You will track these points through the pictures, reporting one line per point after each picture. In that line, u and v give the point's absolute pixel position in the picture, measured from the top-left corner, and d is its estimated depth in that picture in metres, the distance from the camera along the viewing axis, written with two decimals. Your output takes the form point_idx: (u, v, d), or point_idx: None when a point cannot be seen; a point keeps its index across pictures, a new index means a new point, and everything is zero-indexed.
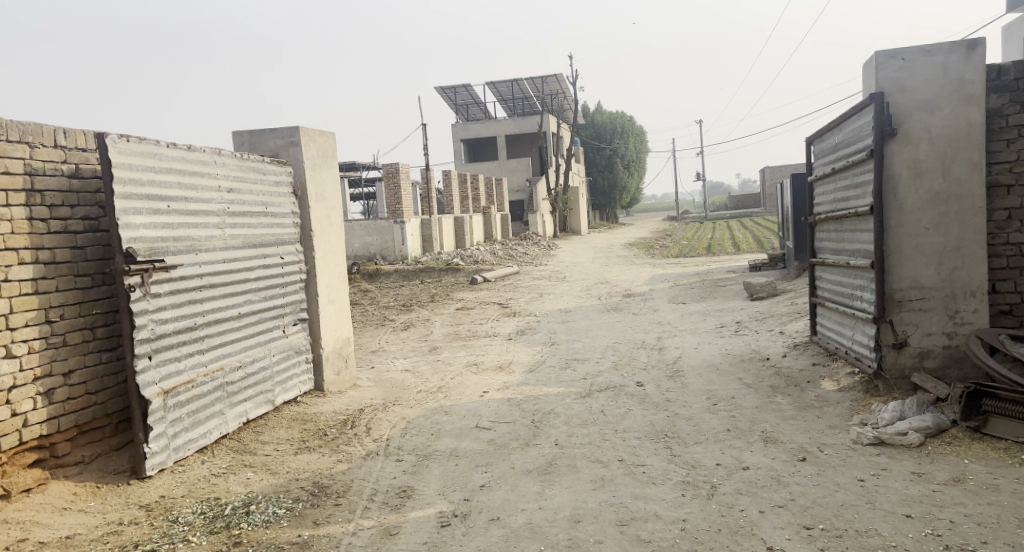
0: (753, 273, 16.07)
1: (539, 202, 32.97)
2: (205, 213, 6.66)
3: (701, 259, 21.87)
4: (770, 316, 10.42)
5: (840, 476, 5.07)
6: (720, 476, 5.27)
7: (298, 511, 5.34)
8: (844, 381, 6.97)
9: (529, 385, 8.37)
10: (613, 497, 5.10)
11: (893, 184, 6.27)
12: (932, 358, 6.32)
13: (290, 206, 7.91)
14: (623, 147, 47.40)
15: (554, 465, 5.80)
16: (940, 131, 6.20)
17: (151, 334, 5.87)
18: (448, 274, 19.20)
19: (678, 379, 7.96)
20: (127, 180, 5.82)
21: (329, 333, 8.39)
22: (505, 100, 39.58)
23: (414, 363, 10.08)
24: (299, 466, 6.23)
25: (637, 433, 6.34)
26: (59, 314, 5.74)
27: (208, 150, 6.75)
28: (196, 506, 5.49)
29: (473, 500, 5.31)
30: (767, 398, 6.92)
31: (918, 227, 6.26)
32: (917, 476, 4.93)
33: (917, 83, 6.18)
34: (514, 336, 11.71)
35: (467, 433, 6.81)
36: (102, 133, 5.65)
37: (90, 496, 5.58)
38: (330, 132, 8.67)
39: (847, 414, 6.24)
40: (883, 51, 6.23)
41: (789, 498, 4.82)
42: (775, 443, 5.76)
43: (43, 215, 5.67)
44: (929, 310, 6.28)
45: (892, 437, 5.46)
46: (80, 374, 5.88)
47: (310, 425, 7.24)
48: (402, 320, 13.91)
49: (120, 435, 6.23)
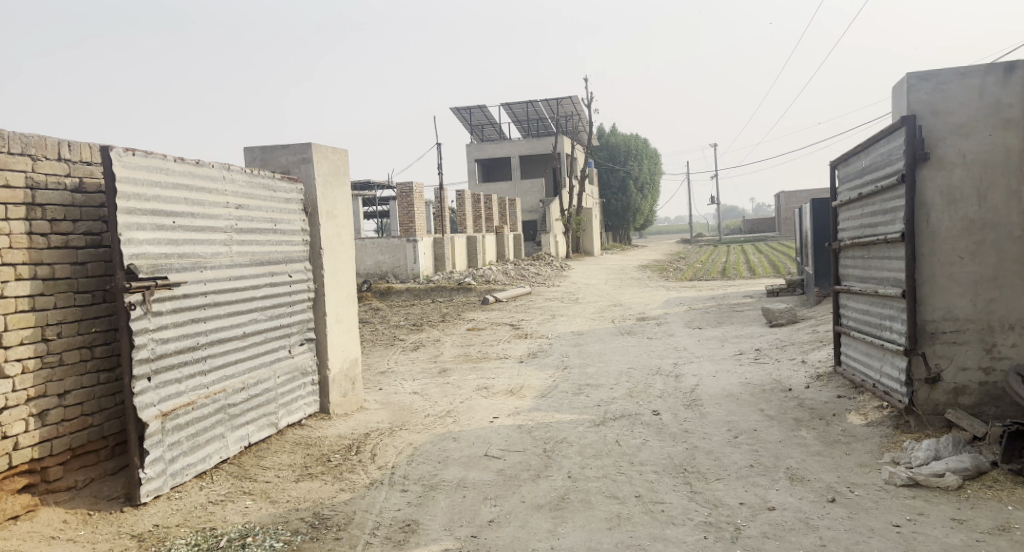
0: (772, 298, 15.77)
1: (552, 222, 32.81)
2: (212, 229, 6.46)
3: (716, 283, 21.59)
4: (791, 344, 10.10)
5: (874, 520, 4.76)
6: (744, 517, 4.97)
7: (296, 545, 5.07)
8: (872, 414, 6.65)
9: (541, 411, 8.08)
10: (631, 538, 4.81)
11: (925, 210, 5.99)
12: (967, 394, 6.00)
13: (300, 223, 7.71)
14: (636, 169, 47.26)
15: (567, 500, 5.51)
16: (975, 156, 5.93)
17: (151, 354, 5.66)
18: (459, 294, 18.99)
19: (697, 408, 7.66)
20: (132, 195, 5.63)
21: (337, 354, 8.15)
22: (519, 120, 39.57)
23: (423, 385, 9.82)
24: (300, 495, 5.96)
25: (655, 467, 6.04)
26: (56, 332, 5.54)
27: (218, 165, 6.57)
28: (191, 537, 5.24)
29: (480, 537, 5.02)
30: (790, 431, 6.60)
31: (952, 255, 5.98)
32: (958, 523, 4.62)
33: (950, 106, 5.93)
34: (526, 358, 11.44)
35: (476, 462, 6.52)
36: (107, 146, 5.46)
37: (80, 524, 5.33)
38: (343, 149, 8.50)
39: (877, 451, 5.92)
40: (915, 73, 5.97)
41: (819, 545, 4.52)
42: (803, 481, 5.45)
43: (43, 230, 5.49)
44: (964, 343, 5.99)
45: (928, 479, 5.16)
46: (76, 394, 5.67)
47: (313, 450, 6.99)
48: (412, 340, 13.65)
49: (115, 458, 6.01)
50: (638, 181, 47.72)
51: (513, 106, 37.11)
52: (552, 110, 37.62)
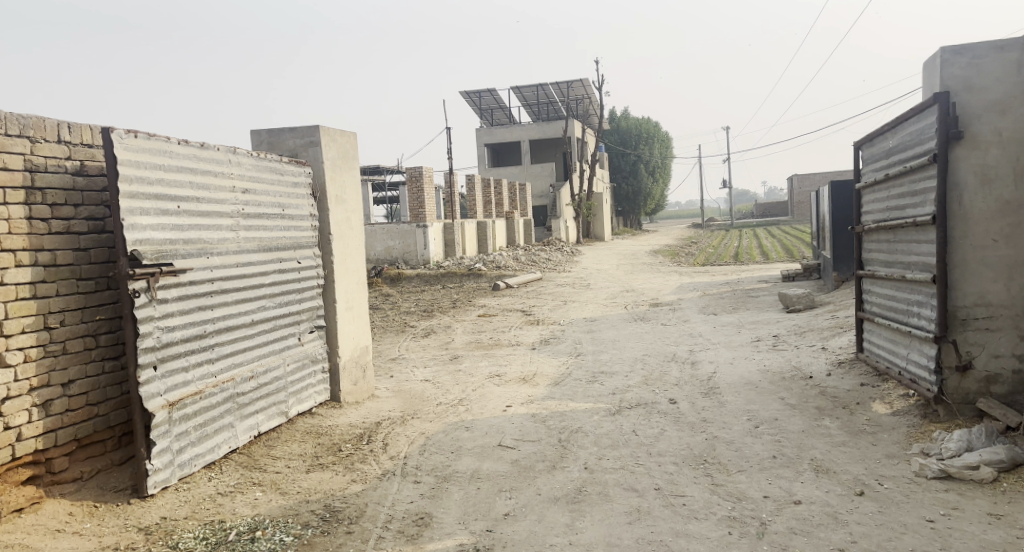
0: (788, 283, 15.52)
1: (562, 207, 32.54)
2: (217, 215, 6.29)
3: (728, 268, 21.32)
4: (810, 330, 9.89)
5: (906, 515, 4.57)
6: (769, 511, 4.79)
7: (307, 540, 4.93)
8: (899, 403, 6.44)
9: (555, 400, 7.91)
10: (651, 534, 4.64)
11: (958, 192, 5.75)
12: (999, 382, 5.80)
13: (308, 208, 7.53)
14: (647, 152, 46.84)
15: (584, 492, 5.35)
16: (1012, 134, 5.68)
17: (156, 343, 5.50)
18: (470, 280, 18.83)
19: (715, 397, 7.47)
20: (134, 179, 5.45)
21: (347, 341, 8.00)
22: (529, 104, 39.12)
23: (434, 373, 9.68)
24: (311, 486, 5.83)
25: (674, 458, 5.86)
26: (58, 320, 5.39)
27: (223, 148, 6.39)
28: (199, 530, 5.11)
29: (496, 532, 4.87)
30: (814, 421, 6.41)
31: (985, 239, 5.75)
32: (996, 518, 4.43)
33: (986, 82, 5.67)
34: (538, 345, 11.27)
35: (490, 453, 6.37)
36: (108, 127, 5.27)
37: (86, 517, 5.21)
38: (351, 132, 8.29)
39: (904, 442, 5.72)
40: (949, 47, 5.72)
41: (850, 541, 4.34)
42: (828, 474, 5.26)
43: (43, 214, 5.33)
44: (997, 330, 5.77)
45: (961, 471, 4.97)
46: (81, 384, 5.54)
47: (324, 439, 6.85)
48: (422, 327, 13.50)
49: (122, 449, 5.88)
50: (649, 165, 47.28)
51: (523, 89, 36.74)
52: (562, 93, 37.20)
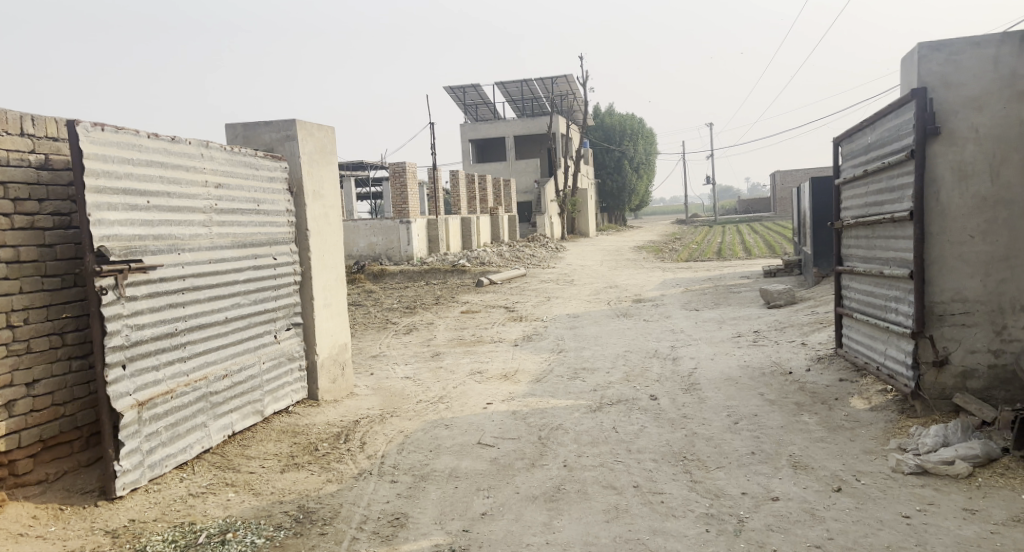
0: (769, 279, 15.57)
1: (547, 203, 32.48)
2: (189, 210, 6.18)
3: (712, 264, 21.37)
4: (790, 326, 9.90)
5: (882, 510, 4.57)
6: (746, 508, 4.77)
7: (279, 541, 4.85)
8: (876, 399, 6.45)
9: (535, 396, 7.87)
10: (629, 532, 4.61)
11: (935, 187, 5.76)
12: (975, 378, 5.81)
13: (285, 204, 7.43)
14: (631, 148, 46.90)
15: (562, 491, 5.31)
16: (989, 130, 5.69)
17: (125, 341, 5.40)
18: (453, 277, 18.75)
19: (695, 393, 7.45)
20: (101, 173, 5.34)
21: (325, 339, 7.91)
22: (513, 99, 39.01)
23: (415, 370, 9.61)
24: (285, 486, 5.75)
25: (653, 455, 5.84)
26: (22, 318, 5.28)
27: (195, 142, 6.28)
28: (169, 532, 5.02)
29: (472, 532, 4.82)
30: (793, 416, 6.40)
31: (962, 234, 5.76)
32: (971, 514, 4.43)
33: (963, 78, 5.68)
34: (520, 342, 11.22)
35: (469, 451, 6.32)
36: (74, 120, 5.15)
37: (50, 520, 5.11)
38: (329, 126, 8.19)
39: (882, 437, 5.73)
40: (927, 43, 5.72)
41: (825, 538, 4.33)
42: (806, 470, 5.25)
43: (7, 209, 5.21)
44: (973, 325, 5.79)
45: (937, 467, 4.98)
46: (46, 383, 5.43)
47: (301, 438, 6.77)
48: (404, 323, 13.41)
49: (90, 450, 5.77)
50: (633, 161, 47.33)
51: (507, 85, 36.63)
52: (547, 89, 37.12)
